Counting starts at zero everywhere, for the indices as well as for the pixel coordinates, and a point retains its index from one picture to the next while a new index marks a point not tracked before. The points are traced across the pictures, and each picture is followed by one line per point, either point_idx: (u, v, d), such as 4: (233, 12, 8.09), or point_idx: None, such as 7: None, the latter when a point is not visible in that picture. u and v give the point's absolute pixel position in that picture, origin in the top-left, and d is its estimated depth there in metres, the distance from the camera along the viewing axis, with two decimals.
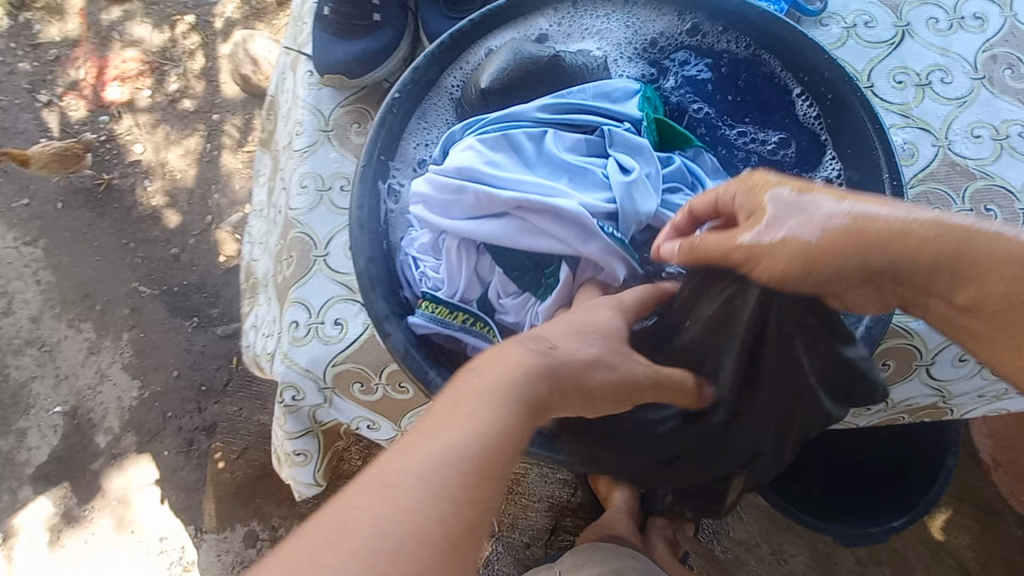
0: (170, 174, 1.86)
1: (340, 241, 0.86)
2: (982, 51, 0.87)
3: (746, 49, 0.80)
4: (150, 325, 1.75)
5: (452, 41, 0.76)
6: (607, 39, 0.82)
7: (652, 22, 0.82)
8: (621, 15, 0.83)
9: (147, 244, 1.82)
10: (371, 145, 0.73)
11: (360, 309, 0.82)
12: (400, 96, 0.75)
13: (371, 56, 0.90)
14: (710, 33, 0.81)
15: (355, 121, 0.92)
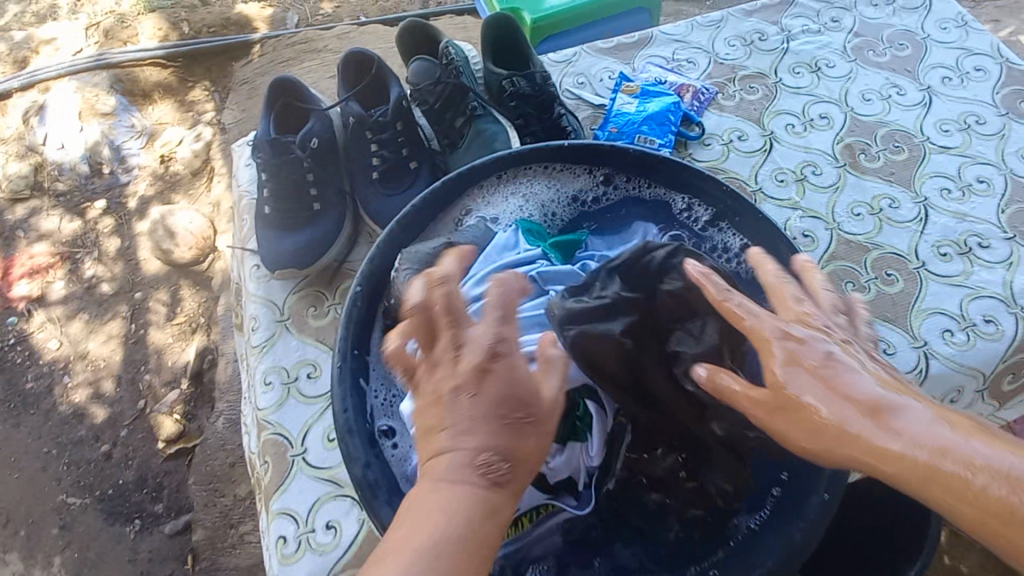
0: (94, 363, 1.57)
1: (316, 433, 0.83)
2: (836, 142, 1.04)
3: (653, 190, 0.88)
4: (85, 540, 1.38)
5: (395, 231, 0.80)
6: (534, 205, 0.88)
7: (571, 184, 0.88)
8: (544, 178, 0.88)
9: (73, 447, 1.48)
10: (342, 343, 0.74)
11: (351, 505, 0.78)
12: (360, 288, 0.76)
13: (318, 244, 0.93)
14: (619, 182, 0.88)
15: (311, 305, 0.93)
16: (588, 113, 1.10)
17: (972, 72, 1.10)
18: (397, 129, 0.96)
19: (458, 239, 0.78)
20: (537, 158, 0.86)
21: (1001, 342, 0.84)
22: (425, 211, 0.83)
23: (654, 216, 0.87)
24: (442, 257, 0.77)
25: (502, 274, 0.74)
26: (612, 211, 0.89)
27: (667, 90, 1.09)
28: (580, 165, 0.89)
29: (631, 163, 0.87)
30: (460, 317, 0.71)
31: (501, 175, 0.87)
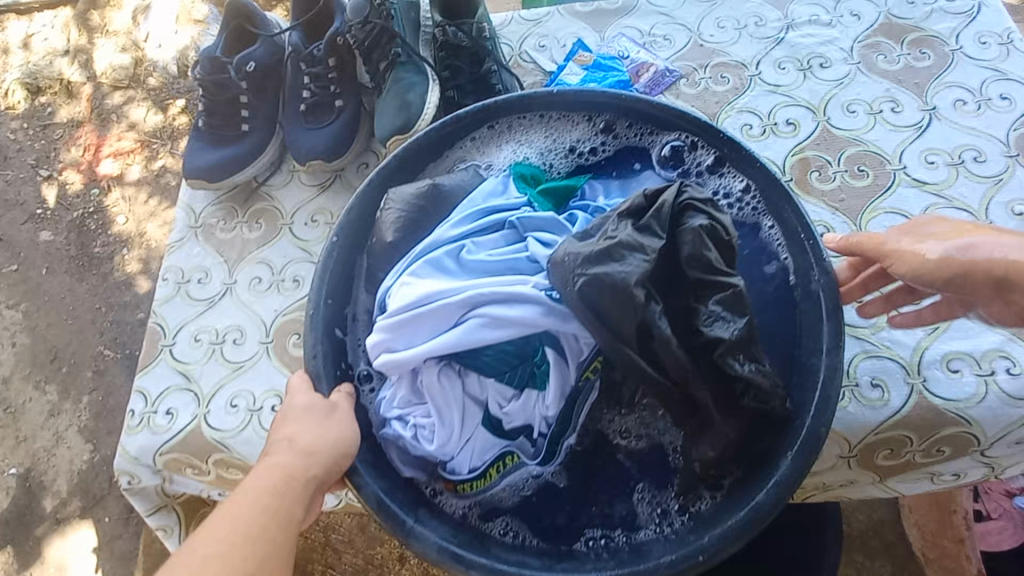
0: (148, 243, 1.76)
1: (187, 332, 0.92)
2: (791, 154, 0.92)
3: (655, 138, 0.77)
4: (111, 387, 1.62)
5: (381, 178, 0.77)
6: (535, 153, 0.79)
7: (569, 128, 0.80)
8: (542, 125, 0.80)
9: (118, 309, 1.70)
10: (319, 292, 0.72)
11: (191, 399, 0.87)
12: (339, 239, 0.74)
13: (233, 162, 0.99)
14: (620, 130, 0.79)
15: (222, 217, 1.01)
16: (537, 78, 1.04)
17: (994, 99, 0.92)
18: (329, 65, 0.99)
19: (443, 183, 0.74)
20: (527, 107, 0.80)
21: (881, 413, 0.73)
22: (413, 159, 0.79)
23: (662, 159, 0.76)
24: (418, 200, 0.72)
25: (483, 220, 0.68)
26: (616, 160, 0.78)
27: (622, 68, 1.01)
28: (579, 111, 0.79)
29: (629, 107, 0.77)
30: (432, 256, 0.64)
31: (496, 125, 0.81)
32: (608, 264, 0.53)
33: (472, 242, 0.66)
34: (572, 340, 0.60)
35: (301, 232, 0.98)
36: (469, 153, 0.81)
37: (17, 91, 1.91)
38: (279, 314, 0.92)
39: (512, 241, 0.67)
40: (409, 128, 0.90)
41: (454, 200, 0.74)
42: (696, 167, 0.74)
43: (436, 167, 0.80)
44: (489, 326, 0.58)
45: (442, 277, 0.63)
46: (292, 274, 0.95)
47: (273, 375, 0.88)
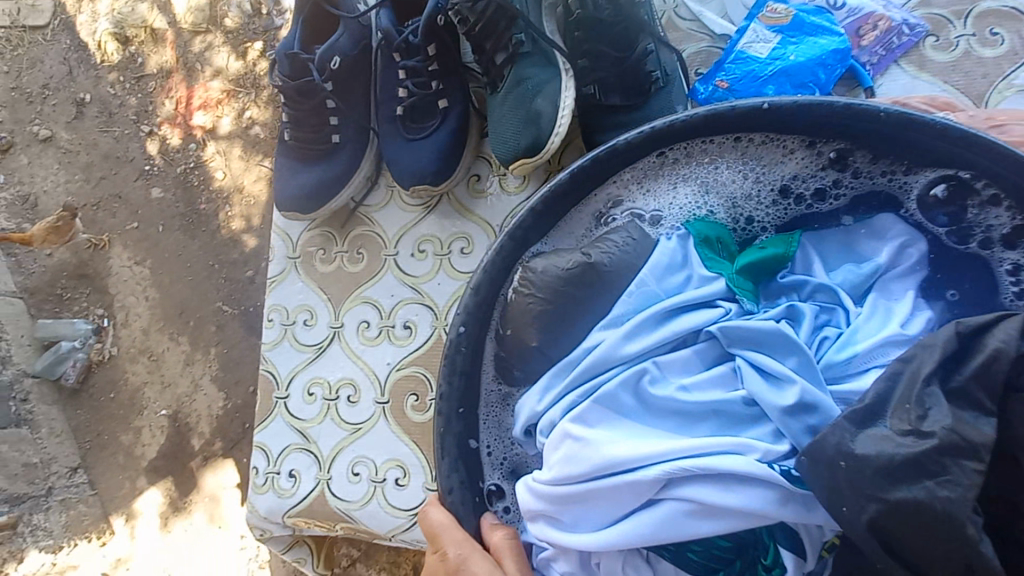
0: (251, 198, 1.43)
1: (299, 383, 0.85)
2: None
3: (919, 176, 0.52)
4: (234, 340, 1.37)
5: (511, 241, 0.57)
6: (726, 198, 0.57)
7: (778, 161, 0.55)
8: (736, 155, 0.55)
9: (228, 268, 1.40)
10: (439, 400, 0.56)
11: (312, 462, 0.81)
12: (466, 328, 0.57)
13: (327, 184, 0.84)
14: (858, 163, 0.53)
15: (321, 246, 0.89)
16: (701, 45, 0.76)
17: None
18: (428, 55, 0.78)
19: (603, 261, 0.54)
20: (723, 126, 0.53)
21: None
22: (551, 211, 0.58)
23: (925, 208, 0.53)
24: (570, 288, 0.53)
25: (668, 328, 0.50)
26: (843, 208, 0.56)
27: (837, 26, 0.70)
28: (796, 135, 0.54)
29: (885, 135, 0.50)
30: (602, 391, 0.48)
31: (667, 153, 0.56)
32: (918, 484, 0.34)
33: (654, 364, 0.49)
34: (815, 530, 0.44)
35: (408, 266, 0.84)
36: (629, 192, 0.58)
37: (109, 42, 1.48)
38: (392, 369, 0.81)
39: (707, 363, 0.50)
40: (540, 147, 0.69)
41: (617, 282, 0.54)
42: (985, 227, 0.51)
43: (581, 216, 0.59)
44: (695, 514, 0.43)
45: (619, 425, 0.47)
46: (402, 320, 0.82)
47: (392, 442, 0.79)
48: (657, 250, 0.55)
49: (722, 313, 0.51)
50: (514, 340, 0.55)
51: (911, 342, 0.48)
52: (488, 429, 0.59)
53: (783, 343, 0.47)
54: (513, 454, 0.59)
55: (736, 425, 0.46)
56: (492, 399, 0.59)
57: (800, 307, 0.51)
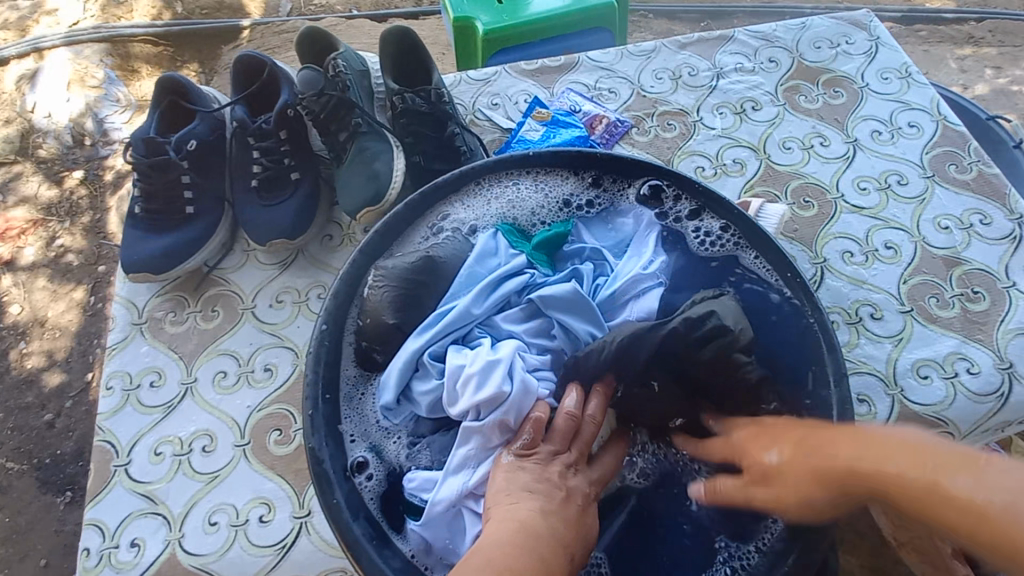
0: (50, 330, 1.36)
1: (144, 445, 0.82)
2: (744, 192, 0.99)
3: (630, 186, 0.81)
4: (15, 507, 1.21)
5: (364, 255, 0.74)
6: (521, 209, 0.80)
7: (549, 185, 0.81)
8: (523, 182, 0.81)
9: (16, 415, 1.28)
10: (310, 386, 0.67)
11: (159, 523, 0.77)
12: (327, 327, 0.69)
13: (180, 248, 0.91)
14: (593, 185, 0.82)
15: (171, 310, 0.92)
16: (495, 136, 1.05)
17: (904, 127, 1.05)
18: (280, 137, 0.93)
19: (437, 253, 0.72)
20: (503, 166, 0.80)
21: (871, 427, 0.79)
22: (397, 228, 0.76)
23: (642, 204, 0.80)
24: (413, 271, 0.69)
25: (496, 291, 0.69)
26: (596, 214, 0.81)
27: (578, 122, 1.05)
28: (558, 170, 0.82)
29: (600, 164, 0.81)
30: (449, 335, 0.66)
31: (476, 184, 0.80)
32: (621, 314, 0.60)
33: (484, 314, 0.68)
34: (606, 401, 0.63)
35: (266, 315, 0.90)
36: (453, 210, 0.79)
37: None
38: (253, 411, 0.83)
39: (530, 312, 0.69)
40: (379, 199, 0.87)
41: (448, 271, 0.72)
42: (673, 215, 0.79)
43: (419, 233, 0.77)
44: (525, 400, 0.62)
45: (460, 351, 0.64)
46: (262, 363, 0.87)
47: (255, 480, 0.79)
48: (476, 244, 0.74)
49: (529, 277, 0.71)
50: (370, 325, 0.68)
51: (650, 275, 0.72)
52: (356, 413, 0.68)
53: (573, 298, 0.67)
54: (372, 434, 0.67)
55: (546, 344, 0.68)
56: (350, 381, 0.69)
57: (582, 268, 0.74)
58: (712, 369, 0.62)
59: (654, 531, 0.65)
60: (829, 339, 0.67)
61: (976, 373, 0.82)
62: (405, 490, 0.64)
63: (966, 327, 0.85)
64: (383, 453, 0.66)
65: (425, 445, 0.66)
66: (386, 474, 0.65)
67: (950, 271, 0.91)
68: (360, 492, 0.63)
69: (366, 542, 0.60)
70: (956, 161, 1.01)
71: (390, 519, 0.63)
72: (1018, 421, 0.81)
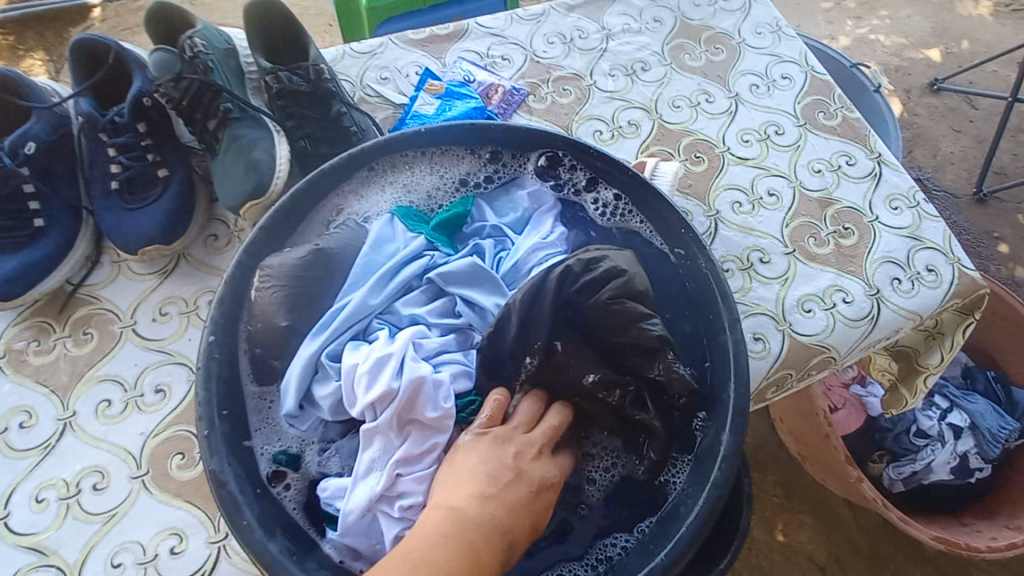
0: None
1: (22, 494, 0.73)
2: (640, 152, 1.02)
3: (527, 158, 0.80)
4: None
5: (248, 253, 0.68)
6: (417, 191, 0.78)
7: (444, 165, 0.79)
8: (418, 164, 0.78)
9: None
10: (204, 405, 0.61)
11: (55, 575, 0.69)
12: (215, 338, 0.63)
13: (30, 268, 0.79)
14: (491, 160, 0.80)
15: (34, 338, 0.81)
16: (388, 112, 1.00)
17: (778, 80, 1.12)
18: (139, 131, 0.83)
19: (331, 245, 0.68)
20: (396, 145, 0.76)
21: (765, 362, 0.87)
22: (284, 223, 0.70)
23: (540, 177, 0.80)
24: (303, 268, 0.65)
25: (398, 278, 0.67)
26: (494, 190, 0.80)
27: (473, 92, 1.02)
28: (454, 148, 0.79)
29: (496, 137, 0.79)
30: (350, 331, 0.63)
31: (368, 168, 0.76)
32: (528, 287, 0.61)
33: (386, 305, 0.65)
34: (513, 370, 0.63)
35: (149, 331, 0.82)
36: (345, 199, 0.75)
37: None
38: (149, 437, 0.76)
39: (434, 294, 0.68)
40: (263, 191, 0.81)
41: (344, 264, 0.68)
42: (571, 184, 0.79)
43: (309, 227, 0.72)
44: (429, 389, 0.59)
45: (360, 346, 0.62)
46: (152, 385, 0.79)
47: (161, 511, 0.72)
48: (372, 232, 0.71)
49: (429, 260, 0.69)
50: (264, 332, 0.64)
51: (551, 245, 0.73)
52: (262, 425, 0.64)
53: (472, 274, 0.67)
54: (284, 446, 0.64)
55: (451, 328, 0.66)
56: (253, 391, 0.64)
57: (482, 246, 0.73)
58: (607, 325, 0.60)
59: (570, 491, 0.66)
60: (718, 292, 0.70)
61: (850, 301, 0.91)
62: (318, 498, 0.61)
63: (840, 262, 0.94)
64: (300, 460, 0.63)
65: (335, 451, 0.64)
66: (306, 484, 0.63)
67: (824, 212, 0.99)
68: (278, 504, 0.61)
69: (285, 559, 0.56)
70: (825, 109, 1.09)
71: (313, 525, 0.61)
72: (885, 339, 0.90)
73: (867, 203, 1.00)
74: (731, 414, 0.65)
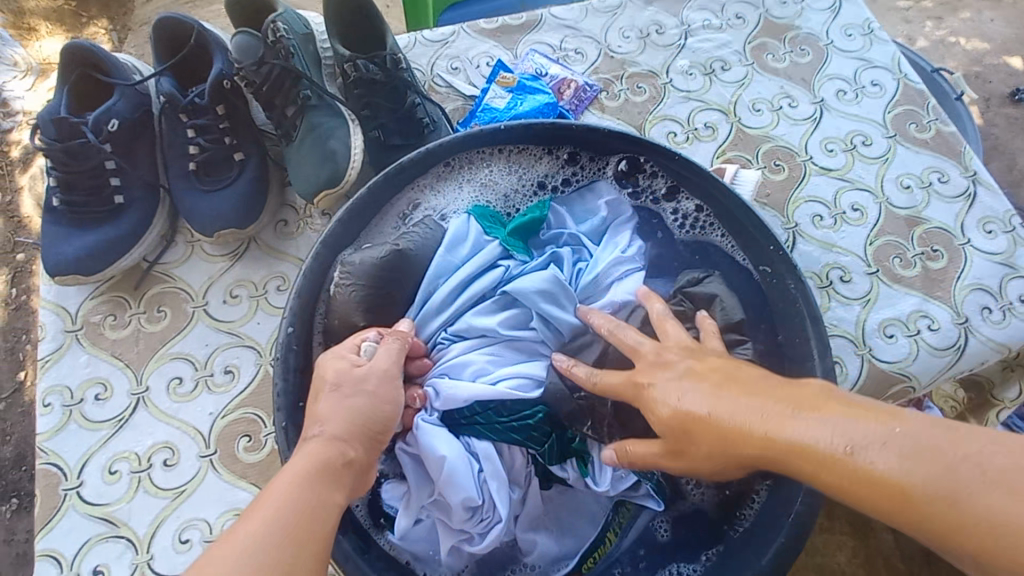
0: None
1: (95, 465, 0.75)
2: (716, 157, 0.98)
3: (606, 162, 0.77)
4: None
5: (324, 247, 0.68)
6: (491, 190, 0.76)
7: (521, 165, 0.76)
8: (494, 163, 0.76)
9: None
10: (280, 396, 0.62)
11: (125, 546, 0.71)
12: (292, 330, 0.64)
13: (110, 245, 0.81)
14: (568, 162, 0.77)
15: (110, 313, 0.82)
16: (457, 104, 0.99)
17: (868, 86, 1.05)
18: (218, 114, 0.83)
19: (406, 246, 0.67)
20: (474, 143, 0.74)
21: (842, 387, 0.82)
22: (359, 218, 0.70)
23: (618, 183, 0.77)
24: (381, 267, 0.65)
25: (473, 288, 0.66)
26: (570, 192, 0.77)
27: (545, 87, 0.99)
28: (531, 147, 0.76)
29: (576, 138, 0.75)
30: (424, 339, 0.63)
31: (444, 165, 0.74)
32: None
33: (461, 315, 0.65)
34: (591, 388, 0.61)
35: (220, 313, 0.83)
36: (419, 195, 0.74)
37: None
38: (216, 418, 0.77)
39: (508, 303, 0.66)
40: (338, 181, 0.81)
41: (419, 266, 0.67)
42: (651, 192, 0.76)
43: (384, 222, 0.72)
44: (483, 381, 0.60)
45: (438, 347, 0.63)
46: (221, 366, 0.80)
47: (226, 492, 0.73)
48: (447, 230, 0.69)
49: (503, 270, 0.67)
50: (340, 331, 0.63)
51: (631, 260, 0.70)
52: None
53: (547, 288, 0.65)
54: None
55: (524, 339, 0.65)
56: None
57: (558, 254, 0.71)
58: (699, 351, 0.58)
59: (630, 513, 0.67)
60: (807, 318, 0.66)
61: (935, 329, 0.85)
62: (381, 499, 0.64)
63: (927, 286, 0.88)
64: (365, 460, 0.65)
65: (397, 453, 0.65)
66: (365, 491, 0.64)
67: (911, 230, 0.93)
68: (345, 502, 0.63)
69: (357, 558, 0.59)
70: (916, 120, 1.02)
71: (374, 524, 0.64)
72: (970, 370, 0.85)
73: (960, 224, 0.94)
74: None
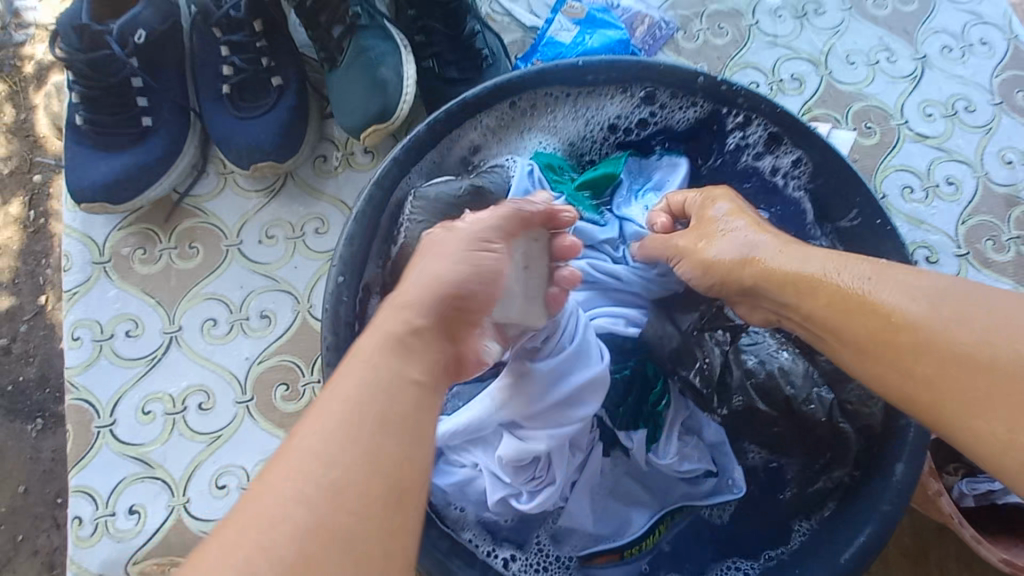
0: None
1: (128, 404, 0.72)
2: (800, 114, 0.88)
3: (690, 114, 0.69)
4: None
5: (380, 191, 0.61)
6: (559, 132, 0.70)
7: (596, 109, 0.69)
8: (566, 106, 0.68)
9: None
10: (328, 351, 0.57)
11: (160, 489, 0.69)
12: (345, 279, 0.58)
13: (139, 173, 0.74)
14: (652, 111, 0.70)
15: (138, 246, 0.77)
16: (516, 36, 0.88)
17: (977, 44, 0.93)
18: (255, 31, 0.74)
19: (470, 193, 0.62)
20: (549, 81, 0.65)
21: None
22: (418, 157, 0.63)
23: (699, 136, 0.71)
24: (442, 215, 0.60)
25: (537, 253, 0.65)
26: (650, 142, 0.72)
27: (616, 21, 0.88)
28: (609, 90, 0.68)
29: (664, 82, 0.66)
30: None
31: (514, 105, 0.66)
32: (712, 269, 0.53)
33: None
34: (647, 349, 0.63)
35: (255, 254, 0.77)
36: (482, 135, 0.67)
37: None
38: (252, 364, 0.73)
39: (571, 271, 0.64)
40: (388, 116, 0.73)
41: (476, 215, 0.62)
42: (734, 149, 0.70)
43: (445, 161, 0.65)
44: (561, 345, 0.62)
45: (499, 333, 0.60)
46: (257, 310, 0.75)
47: (264, 441, 0.71)
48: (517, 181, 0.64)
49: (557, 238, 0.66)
50: None
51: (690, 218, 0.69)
52: None
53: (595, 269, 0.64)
54: None
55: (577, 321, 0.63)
56: None
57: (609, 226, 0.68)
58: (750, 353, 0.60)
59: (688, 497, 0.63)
60: None
61: None
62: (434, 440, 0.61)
63: (1020, 274, 0.81)
64: None
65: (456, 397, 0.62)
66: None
67: (1009, 211, 0.84)
68: None
69: None
70: None
71: None
72: None
73: None
74: (906, 444, 0.56)
